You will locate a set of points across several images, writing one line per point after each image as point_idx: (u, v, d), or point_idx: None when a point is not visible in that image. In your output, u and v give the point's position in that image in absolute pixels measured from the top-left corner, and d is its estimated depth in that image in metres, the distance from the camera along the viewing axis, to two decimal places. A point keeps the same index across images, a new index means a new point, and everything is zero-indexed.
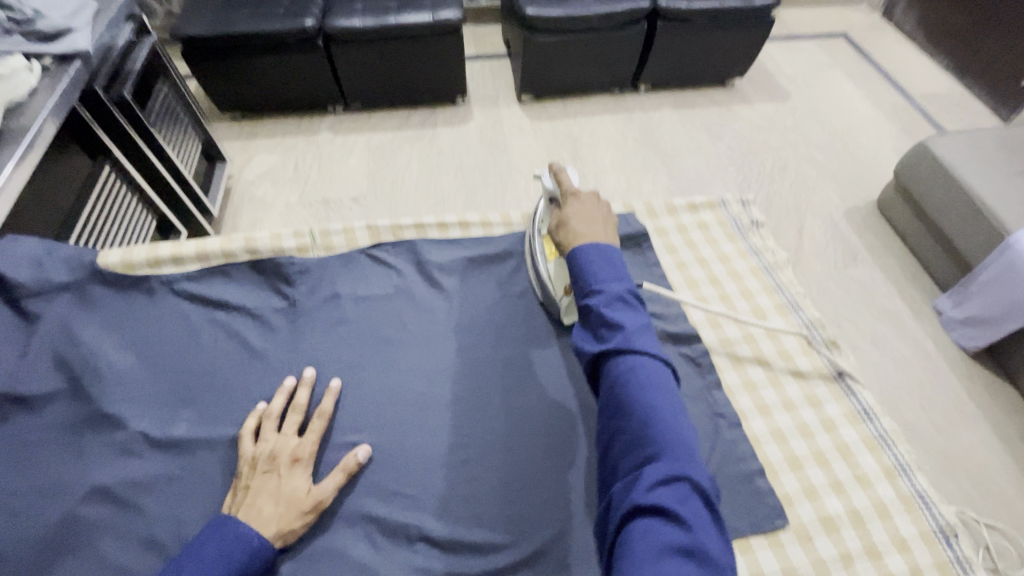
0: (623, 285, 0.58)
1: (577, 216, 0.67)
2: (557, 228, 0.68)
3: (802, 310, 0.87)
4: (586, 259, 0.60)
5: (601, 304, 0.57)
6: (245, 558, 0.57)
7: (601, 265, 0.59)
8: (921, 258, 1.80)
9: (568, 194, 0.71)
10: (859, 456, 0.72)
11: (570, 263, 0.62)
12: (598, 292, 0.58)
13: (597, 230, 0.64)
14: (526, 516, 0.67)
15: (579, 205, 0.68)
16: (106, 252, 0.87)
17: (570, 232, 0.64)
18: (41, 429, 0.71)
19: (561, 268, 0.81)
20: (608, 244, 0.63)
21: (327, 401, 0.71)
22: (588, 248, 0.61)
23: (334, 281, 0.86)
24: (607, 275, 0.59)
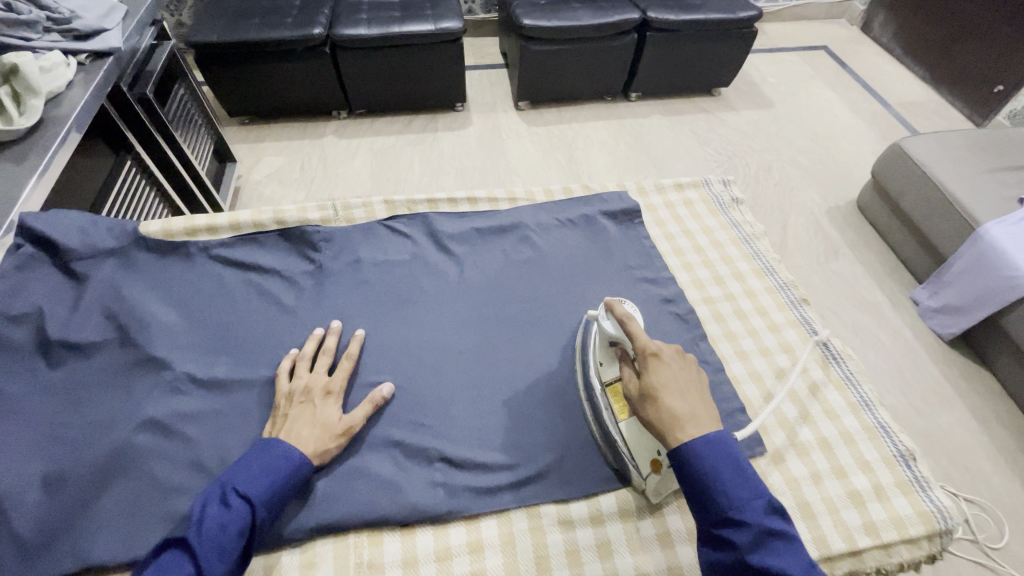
0: (761, 510, 0.52)
1: (669, 387, 0.60)
2: (643, 399, 0.61)
3: (777, 273, 0.96)
4: (710, 470, 0.54)
5: (748, 546, 0.51)
6: (289, 470, 0.65)
7: (731, 482, 0.54)
8: (898, 250, 1.91)
9: (647, 355, 0.63)
10: (827, 393, 0.82)
11: (685, 468, 0.56)
12: (738, 522, 0.52)
13: (697, 408, 0.59)
14: (533, 443, 0.75)
15: (669, 380, 0.60)
16: (148, 223, 0.97)
17: (666, 409, 0.58)
18: (94, 371, 0.78)
19: (636, 431, 0.69)
20: (716, 431, 0.57)
21: (353, 345, 0.80)
22: (704, 448, 0.55)
23: (355, 247, 0.96)
24: (742, 495, 0.53)
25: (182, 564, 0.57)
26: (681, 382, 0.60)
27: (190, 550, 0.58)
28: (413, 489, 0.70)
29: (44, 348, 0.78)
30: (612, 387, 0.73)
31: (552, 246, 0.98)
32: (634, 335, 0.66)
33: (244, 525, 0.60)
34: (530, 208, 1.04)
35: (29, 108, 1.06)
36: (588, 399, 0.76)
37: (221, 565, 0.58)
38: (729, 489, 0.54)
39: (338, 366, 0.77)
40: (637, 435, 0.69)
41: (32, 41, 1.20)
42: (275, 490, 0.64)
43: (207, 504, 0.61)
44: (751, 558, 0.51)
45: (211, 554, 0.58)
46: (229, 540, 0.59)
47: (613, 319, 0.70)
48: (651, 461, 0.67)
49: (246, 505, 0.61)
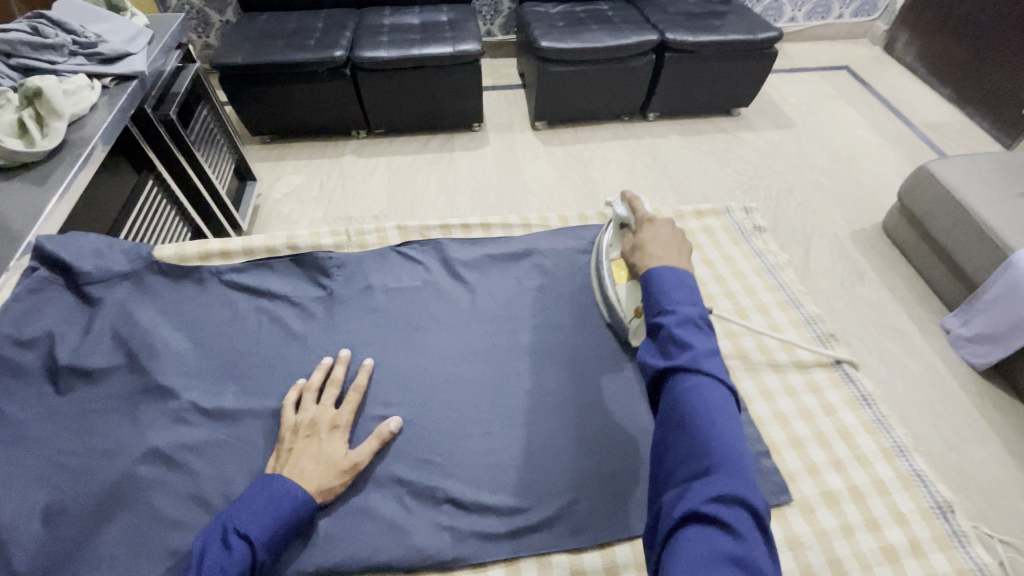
0: (696, 308, 0.58)
1: (653, 240, 0.68)
2: (631, 251, 0.69)
3: (803, 306, 0.92)
4: (661, 282, 0.60)
5: (674, 322, 0.56)
6: (292, 509, 0.63)
7: (675, 286, 0.59)
8: (928, 276, 1.84)
9: (643, 219, 0.73)
10: (859, 437, 0.76)
11: (646, 283, 0.63)
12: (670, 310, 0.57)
13: (673, 254, 0.65)
14: (544, 483, 0.71)
15: (655, 230, 0.69)
16: (162, 247, 0.97)
17: (646, 255, 0.66)
18: (101, 397, 0.78)
19: (631, 291, 0.79)
20: (683, 267, 0.63)
21: (361, 376, 0.78)
22: (664, 271, 0.62)
23: (366, 273, 0.94)
24: (683, 296, 0.59)
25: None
26: (666, 238, 0.68)
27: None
28: (417, 531, 0.67)
29: (53, 373, 0.78)
30: (617, 262, 0.82)
31: (567, 274, 0.95)
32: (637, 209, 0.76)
33: (242, 567, 0.58)
34: (545, 234, 1.02)
35: (52, 131, 1.08)
36: (597, 277, 0.87)
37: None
38: (673, 298, 0.59)
39: (346, 398, 0.75)
40: (631, 294, 0.79)
41: (57, 64, 1.23)
42: (277, 530, 0.61)
43: (207, 543, 0.59)
44: (672, 329, 0.56)
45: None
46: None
47: (624, 204, 0.79)
48: (636, 310, 0.78)
49: (246, 546, 0.59)
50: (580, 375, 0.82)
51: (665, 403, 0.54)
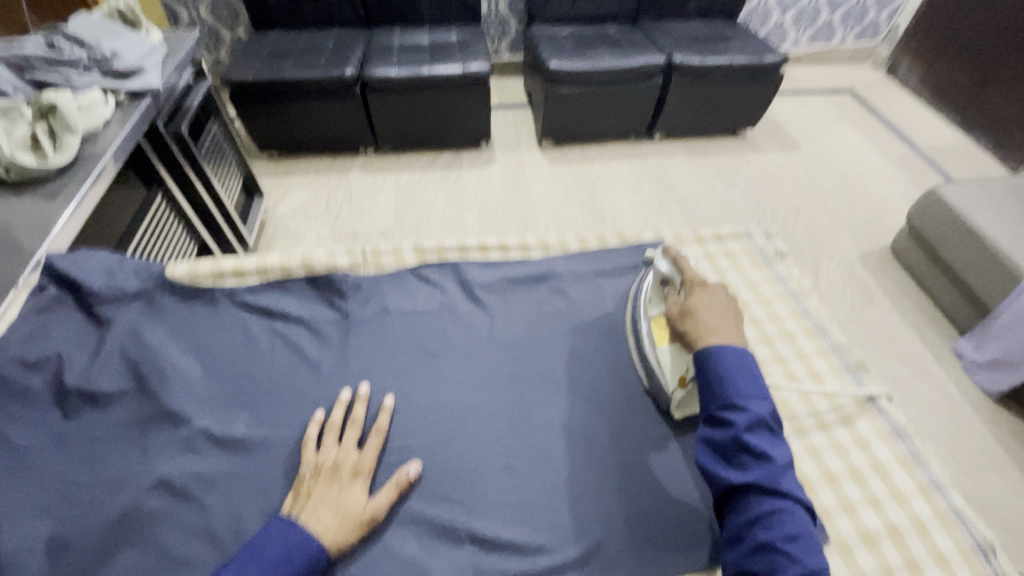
0: (764, 409, 0.62)
1: (707, 308, 0.71)
2: (682, 315, 0.73)
3: (829, 334, 0.90)
4: (727, 370, 0.64)
5: (745, 429, 0.60)
6: (304, 563, 0.60)
7: (744, 380, 0.63)
8: (937, 299, 1.83)
9: (693, 284, 0.75)
10: (895, 474, 0.74)
11: (704, 362, 0.66)
12: (740, 409, 0.62)
13: (727, 325, 0.69)
14: (570, 520, 0.68)
15: (707, 297, 0.72)
16: (175, 265, 0.95)
17: (699, 323, 0.70)
18: (109, 424, 0.75)
19: (673, 354, 0.76)
20: (741, 345, 0.67)
21: (383, 418, 0.74)
22: (726, 352, 0.66)
23: (384, 296, 0.92)
24: (750, 393, 0.63)
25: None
26: (717, 307, 0.72)
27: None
28: (439, 572, 0.64)
29: (60, 398, 0.76)
30: (657, 321, 0.80)
31: (587, 299, 0.93)
32: (685, 270, 0.78)
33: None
34: (564, 257, 1.00)
35: (65, 145, 1.07)
36: (633, 333, 0.84)
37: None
38: (739, 391, 0.63)
39: (367, 441, 0.72)
40: (674, 358, 0.76)
41: (73, 80, 1.22)
42: None
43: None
44: (744, 437, 0.59)
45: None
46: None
47: (669, 261, 0.81)
48: (680, 376, 0.74)
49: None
50: (604, 403, 0.80)
51: (738, 520, 0.58)
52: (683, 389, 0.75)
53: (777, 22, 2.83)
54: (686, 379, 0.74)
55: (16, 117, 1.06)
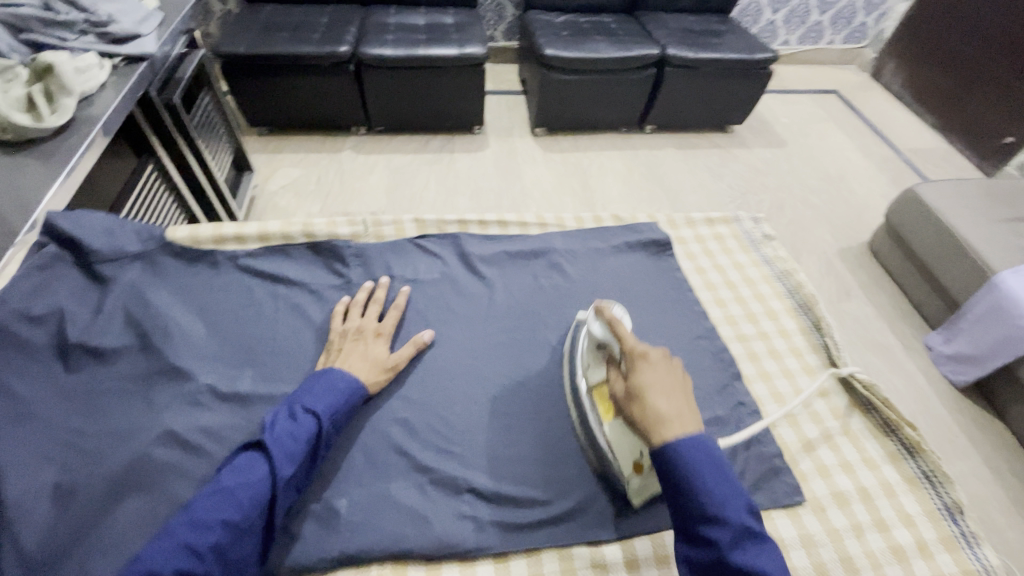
0: (743, 511, 0.51)
1: (655, 387, 0.59)
2: (627, 399, 0.60)
3: (812, 313, 0.94)
4: (694, 472, 0.53)
5: (729, 545, 0.50)
6: (347, 391, 0.70)
7: (716, 479, 0.52)
8: (908, 292, 1.91)
9: (635, 354, 0.62)
10: (865, 441, 0.79)
11: (668, 465, 0.54)
12: (717, 519, 0.51)
13: (680, 407, 0.57)
14: (566, 476, 0.72)
15: (653, 373, 0.60)
16: (175, 228, 0.96)
17: (648, 408, 0.57)
18: (113, 378, 0.76)
19: (621, 434, 0.68)
20: (698, 430, 0.55)
21: (400, 296, 0.87)
22: (689, 446, 0.54)
23: (386, 263, 0.94)
24: (724, 493, 0.52)
25: (258, 467, 0.60)
26: (665, 381, 0.59)
27: (264, 452, 0.61)
28: (439, 519, 0.67)
29: (64, 352, 0.76)
30: (599, 391, 0.72)
31: (583, 275, 0.96)
32: (622, 336, 0.66)
33: (311, 435, 0.64)
34: (561, 234, 1.03)
35: (61, 107, 1.04)
36: (575, 401, 0.75)
37: (292, 467, 0.61)
38: (712, 487, 0.52)
39: (387, 314, 0.84)
40: (622, 439, 0.68)
41: (67, 41, 1.19)
42: (339, 408, 0.69)
43: (276, 420, 0.65)
44: (729, 557, 0.50)
45: (284, 459, 0.61)
46: (297, 447, 0.62)
47: (603, 323, 0.70)
48: (634, 463, 0.67)
49: (313, 418, 0.65)
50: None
51: None
52: (639, 475, 0.67)
53: (769, 20, 2.86)
54: (641, 465, 0.66)
55: (12, 76, 1.06)
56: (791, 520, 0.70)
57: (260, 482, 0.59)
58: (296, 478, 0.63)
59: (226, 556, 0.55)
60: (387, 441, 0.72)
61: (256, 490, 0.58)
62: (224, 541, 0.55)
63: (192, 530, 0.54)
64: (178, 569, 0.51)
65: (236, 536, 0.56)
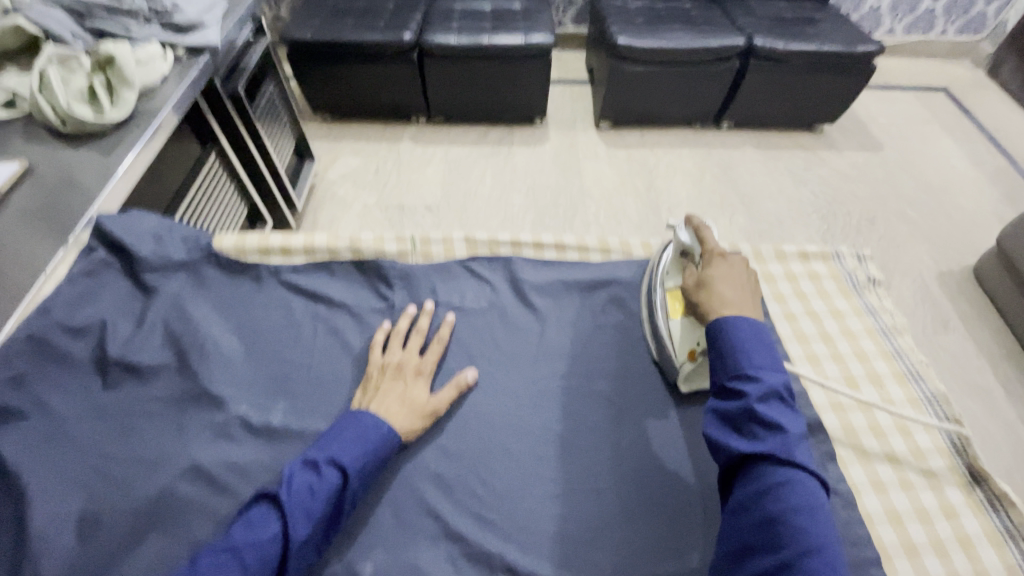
0: (779, 378, 0.55)
1: (724, 279, 0.65)
2: (695, 286, 0.66)
3: (924, 381, 0.79)
4: (741, 334, 0.57)
5: (758, 397, 0.52)
6: (379, 442, 0.64)
7: (758, 348, 0.56)
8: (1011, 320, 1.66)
9: (713, 253, 0.68)
10: (989, 556, 0.64)
11: (717, 333, 0.59)
12: (752, 378, 0.54)
13: (744, 298, 0.63)
14: (614, 562, 0.63)
15: (727, 267, 0.66)
16: (222, 237, 0.92)
17: (712, 294, 0.63)
18: (147, 398, 0.74)
19: (686, 328, 0.73)
20: (758, 319, 0.60)
21: (444, 329, 0.80)
22: (741, 321, 0.59)
23: (432, 287, 0.87)
24: (764, 362, 0.56)
25: (271, 524, 0.56)
26: (735, 277, 0.65)
27: (279, 509, 0.57)
28: None
29: (103, 367, 0.75)
30: (673, 292, 0.78)
31: None
32: (705, 240, 0.72)
33: (333, 492, 0.59)
34: (626, 263, 0.91)
35: (121, 100, 1.03)
36: (646, 302, 0.82)
37: (307, 527, 0.57)
38: (753, 355, 0.56)
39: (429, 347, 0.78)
40: (685, 331, 0.73)
41: (132, 29, 1.17)
42: (368, 460, 0.63)
43: (295, 470, 0.60)
44: (754, 405, 0.52)
45: (300, 518, 0.57)
46: (317, 505, 0.58)
47: (691, 231, 0.76)
48: (690, 350, 0.72)
49: (337, 473, 0.60)
50: (666, 439, 0.72)
51: (744, 492, 0.50)
52: (691, 362, 0.72)
53: (874, 5, 2.53)
54: (696, 352, 0.72)
55: (73, 65, 1.04)
56: None
57: (271, 543, 0.55)
58: (314, 538, 0.58)
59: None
60: (418, 498, 0.66)
61: (264, 553, 0.54)
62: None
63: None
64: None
65: None
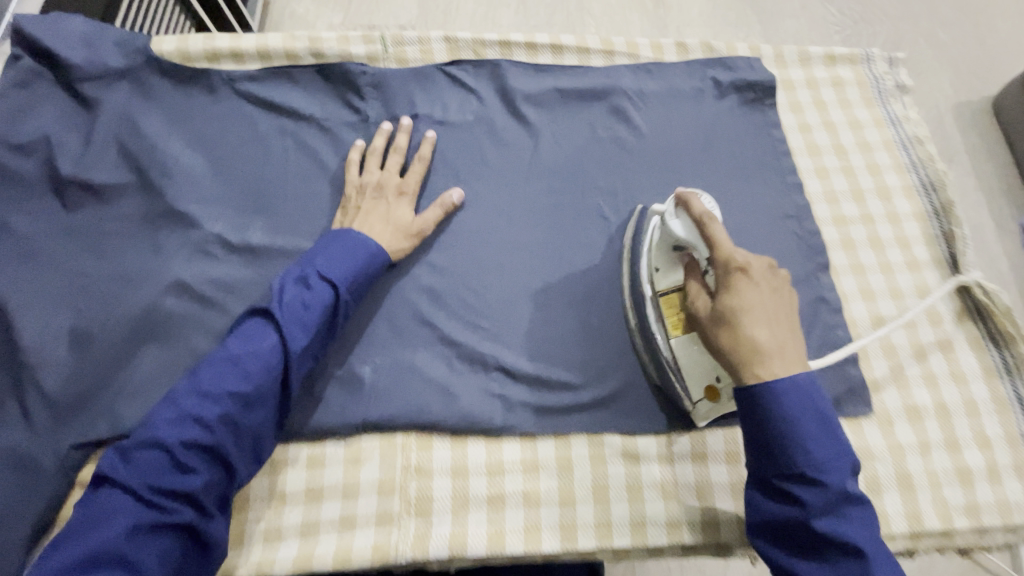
0: (842, 466, 0.48)
1: (753, 313, 0.51)
2: (715, 323, 0.53)
3: (935, 195, 0.76)
4: (794, 414, 0.48)
5: (820, 509, 0.47)
6: (368, 259, 0.63)
7: (818, 433, 0.48)
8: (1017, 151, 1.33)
9: (733, 271, 0.53)
10: (960, 354, 0.68)
11: (759, 412, 0.49)
12: (812, 480, 0.47)
13: (783, 337, 0.51)
14: (606, 361, 0.65)
15: (756, 295, 0.52)
16: (160, 39, 0.78)
17: (748, 342, 0.50)
18: (116, 217, 0.69)
19: (693, 353, 0.59)
20: (802, 371, 0.50)
21: (425, 147, 0.72)
22: (787, 390, 0.49)
23: (412, 98, 0.77)
24: (823, 449, 0.48)
25: (268, 335, 0.56)
26: (768, 308, 0.52)
27: (273, 320, 0.57)
28: (466, 395, 0.63)
29: (58, 187, 0.69)
30: (668, 297, 0.61)
31: (654, 127, 0.77)
32: (717, 243, 0.54)
33: (327, 304, 0.59)
34: (630, 68, 0.80)
35: None
36: (630, 268, 0.66)
37: (305, 338, 0.57)
38: (809, 442, 0.48)
39: (411, 168, 0.71)
40: (693, 358, 0.59)
41: None
42: (358, 275, 0.62)
43: (285, 284, 0.59)
44: (819, 520, 0.46)
45: (295, 328, 0.56)
46: (312, 317, 0.58)
47: (688, 220, 0.57)
48: (708, 388, 0.59)
49: (328, 287, 0.59)
50: None
51: None
52: (711, 400, 0.60)
53: None
54: (717, 390, 0.59)
55: None
56: (851, 432, 0.64)
57: (271, 352, 0.55)
58: (313, 349, 0.59)
59: (237, 425, 0.53)
60: (412, 310, 0.66)
61: (265, 361, 0.55)
62: (231, 411, 0.53)
63: (199, 401, 0.52)
64: (187, 439, 0.51)
65: (246, 406, 0.54)
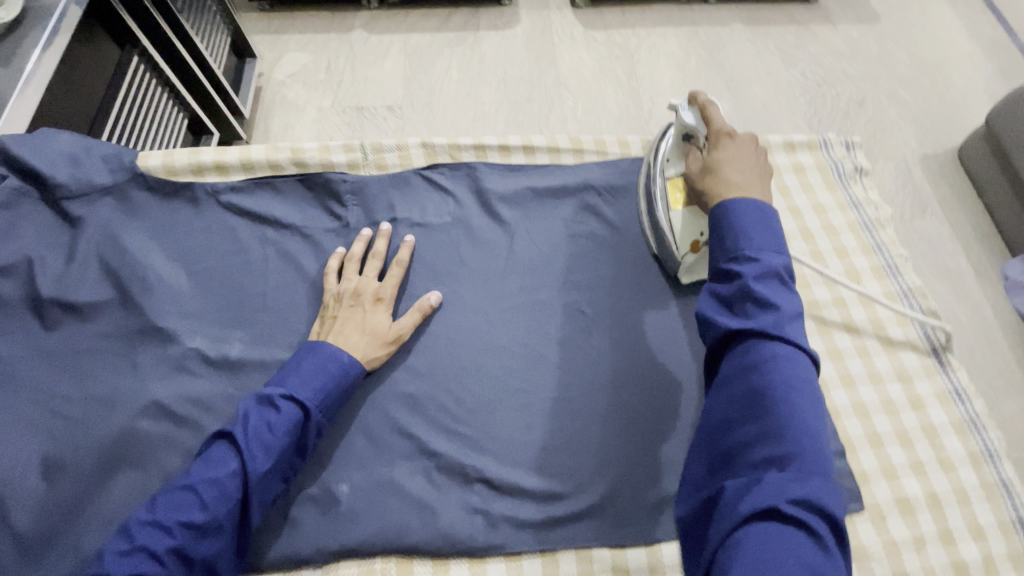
0: (777, 259, 0.48)
1: (731, 161, 0.56)
2: (703, 173, 0.58)
3: (901, 277, 0.78)
4: (741, 211, 0.50)
5: (754, 274, 0.46)
6: (340, 372, 0.62)
7: (758, 228, 0.49)
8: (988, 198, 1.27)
9: (720, 133, 0.59)
10: (945, 438, 0.67)
11: (715, 215, 0.52)
12: (749, 257, 0.47)
13: (754, 181, 0.55)
14: (586, 467, 0.64)
15: (734, 150, 0.57)
16: (148, 154, 0.81)
17: (718, 182, 0.55)
18: (93, 336, 0.69)
19: (691, 214, 0.68)
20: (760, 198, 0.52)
21: (403, 252, 0.74)
22: (742, 202, 0.51)
23: (390, 202, 0.79)
24: (765, 243, 0.48)
25: (229, 461, 0.55)
26: (746, 161, 0.56)
27: (235, 446, 0.56)
28: (446, 511, 0.61)
29: (37, 308, 0.69)
30: (674, 180, 0.70)
31: (625, 220, 0.79)
32: (711, 120, 0.61)
33: (294, 426, 0.58)
34: (599, 165, 0.84)
35: None
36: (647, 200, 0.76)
37: (268, 461, 0.56)
38: (752, 234, 0.49)
39: (389, 272, 0.72)
40: (687, 221, 0.68)
41: None
42: (330, 391, 0.61)
43: (252, 407, 0.59)
44: (750, 285, 0.46)
45: (258, 452, 0.55)
46: (276, 440, 0.57)
47: (694, 110, 0.64)
48: (694, 243, 0.68)
49: (297, 408, 0.59)
50: (647, 347, 0.71)
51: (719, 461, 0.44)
52: (695, 254, 0.69)
53: None
54: (699, 246, 0.68)
55: None
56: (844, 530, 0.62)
57: (231, 479, 0.54)
58: (278, 470, 0.57)
59: (189, 556, 0.51)
60: (389, 421, 0.65)
61: (224, 490, 0.53)
62: (183, 543, 0.51)
63: (152, 531, 0.51)
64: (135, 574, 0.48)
65: (200, 535, 0.52)
